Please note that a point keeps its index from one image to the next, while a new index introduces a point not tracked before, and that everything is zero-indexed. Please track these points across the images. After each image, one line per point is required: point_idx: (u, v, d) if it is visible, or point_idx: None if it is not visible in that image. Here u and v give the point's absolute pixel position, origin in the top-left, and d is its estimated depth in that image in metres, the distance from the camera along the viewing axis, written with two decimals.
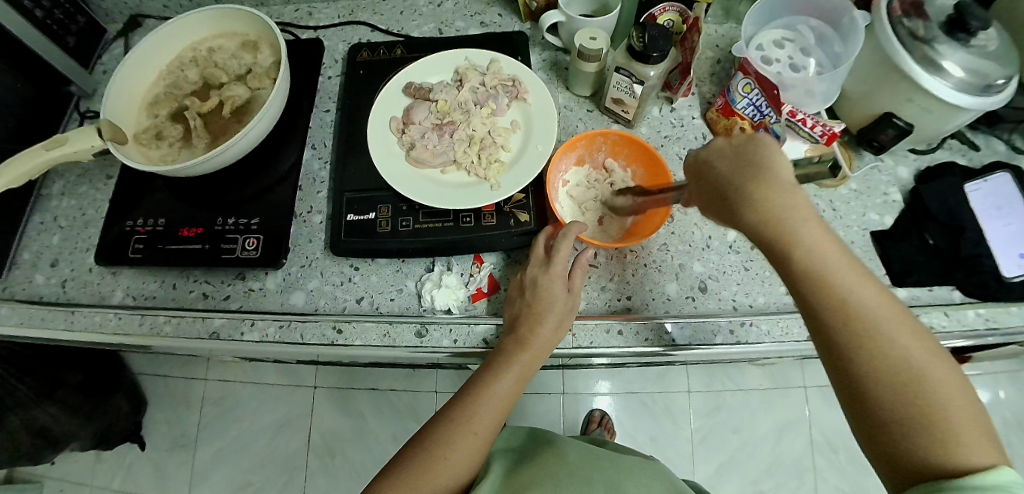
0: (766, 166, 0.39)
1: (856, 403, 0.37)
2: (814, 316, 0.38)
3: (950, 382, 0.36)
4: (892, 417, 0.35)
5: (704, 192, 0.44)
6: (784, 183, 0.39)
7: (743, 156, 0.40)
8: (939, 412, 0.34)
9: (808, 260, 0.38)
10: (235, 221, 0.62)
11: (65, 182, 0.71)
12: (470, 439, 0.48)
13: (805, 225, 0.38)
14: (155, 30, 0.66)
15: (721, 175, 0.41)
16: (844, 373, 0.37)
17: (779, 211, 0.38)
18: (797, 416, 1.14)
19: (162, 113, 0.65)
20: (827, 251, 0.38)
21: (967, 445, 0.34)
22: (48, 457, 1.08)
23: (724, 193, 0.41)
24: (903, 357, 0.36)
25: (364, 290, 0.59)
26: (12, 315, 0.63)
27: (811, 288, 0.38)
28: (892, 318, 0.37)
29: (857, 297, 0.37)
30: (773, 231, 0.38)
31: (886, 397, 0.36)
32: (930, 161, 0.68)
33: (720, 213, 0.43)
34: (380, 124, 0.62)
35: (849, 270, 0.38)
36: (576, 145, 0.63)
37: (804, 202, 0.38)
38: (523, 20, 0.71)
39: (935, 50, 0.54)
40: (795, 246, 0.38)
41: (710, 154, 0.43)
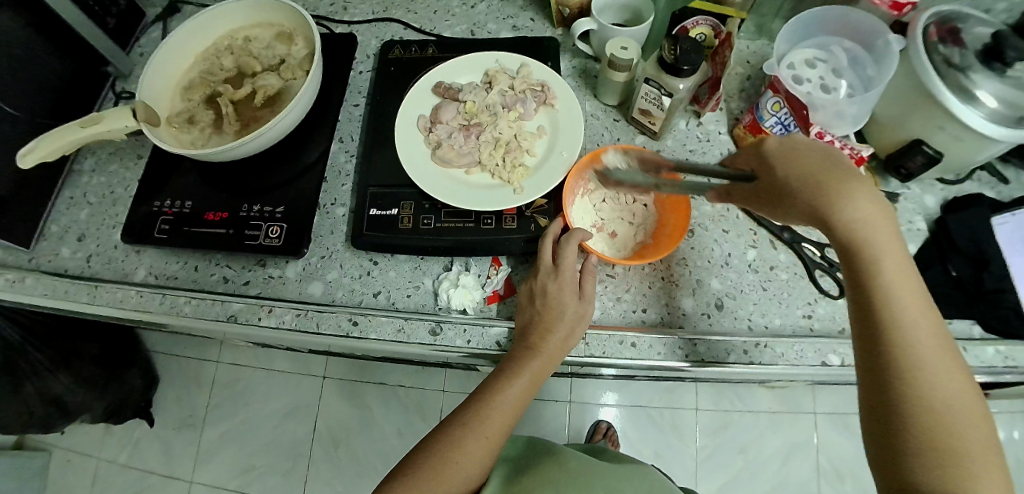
0: (854, 177, 0.40)
1: (885, 428, 0.37)
2: (870, 334, 0.39)
3: (977, 426, 0.36)
4: (918, 444, 0.36)
5: (766, 190, 0.42)
6: (873, 194, 0.39)
7: (830, 160, 0.40)
8: (962, 451, 0.35)
9: (882, 280, 0.39)
10: (261, 208, 0.63)
11: (97, 159, 0.72)
12: (484, 442, 0.49)
13: (884, 245, 0.39)
14: (195, 17, 0.68)
15: (807, 180, 0.40)
16: (880, 395, 0.38)
17: (861, 221, 0.39)
18: (805, 440, 1.13)
19: (196, 98, 0.67)
20: (897, 272, 0.39)
21: (982, 478, 0.34)
22: (59, 426, 1.10)
23: (802, 196, 0.40)
24: (941, 393, 0.36)
25: (382, 284, 0.59)
26: (38, 286, 0.65)
27: (875, 307, 0.39)
28: (940, 353, 0.38)
29: (916, 327, 0.38)
30: (854, 245, 0.39)
31: (918, 427, 0.36)
32: (958, 191, 0.67)
33: (790, 213, 0.41)
34: (408, 120, 0.63)
35: (913, 293, 0.39)
36: (604, 156, 0.61)
37: (886, 219, 0.39)
38: (555, 27, 0.71)
39: (970, 79, 0.54)
40: (874, 267, 0.39)
41: (799, 150, 0.41)
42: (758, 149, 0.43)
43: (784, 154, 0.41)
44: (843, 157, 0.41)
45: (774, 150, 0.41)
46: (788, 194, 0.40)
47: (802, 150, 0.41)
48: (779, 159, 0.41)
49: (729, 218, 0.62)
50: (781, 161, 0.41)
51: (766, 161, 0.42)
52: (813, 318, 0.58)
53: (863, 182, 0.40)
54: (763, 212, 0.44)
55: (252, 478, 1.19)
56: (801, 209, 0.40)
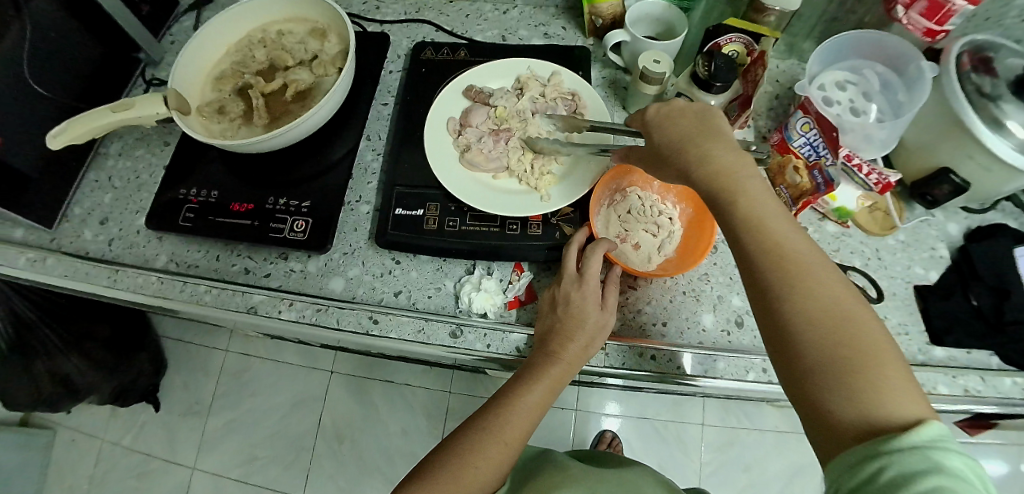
0: (713, 127, 0.44)
1: (789, 362, 0.36)
2: (755, 268, 0.39)
3: (879, 338, 0.35)
4: (817, 368, 0.35)
5: (652, 152, 0.48)
6: (728, 139, 0.43)
7: (692, 112, 0.45)
8: (862, 366, 0.34)
9: (747, 207, 0.40)
10: (286, 202, 0.63)
11: (123, 144, 0.73)
12: (504, 446, 0.49)
13: (744, 174, 0.41)
14: (230, 9, 0.69)
15: (682, 136, 0.45)
16: (778, 330, 0.37)
17: (721, 161, 0.42)
18: (811, 461, 1.12)
19: (227, 89, 0.67)
20: (762, 204, 0.40)
21: (891, 399, 0.33)
22: (66, 406, 1.11)
23: (677, 152, 0.44)
24: (830, 309, 0.36)
25: (403, 283, 0.60)
26: (59, 267, 0.65)
27: (749, 238, 0.40)
28: (825, 271, 0.38)
29: (793, 247, 0.39)
30: (721, 178, 0.42)
31: (814, 352, 0.35)
32: (982, 221, 0.66)
33: (671, 172, 0.46)
34: (438, 123, 0.63)
35: (783, 223, 0.40)
36: (631, 168, 0.63)
37: (741, 158, 0.42)
38: (586, 36, 0.72)
39: (1000, 109, 0.54)
40: (739, 198, 0.40)
41: (672, 113, 0.46)
42: (641, 118, 0.49)
43: (661, 117, 0.47)
44: (706, 107, 0.46)
45: (652, 116, 0.47)
46: (682, 145, 0.44)
47: (672, 109, 0.47)
48: (657, 125, 0.47)
49: None
50: (660, 125, 0.47)
51: (648, 127, 0.47)
52: None
53: (722, 128, 0.44)
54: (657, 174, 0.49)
55: (253, 468, 1.19)
56: (678, 159, 0.44)
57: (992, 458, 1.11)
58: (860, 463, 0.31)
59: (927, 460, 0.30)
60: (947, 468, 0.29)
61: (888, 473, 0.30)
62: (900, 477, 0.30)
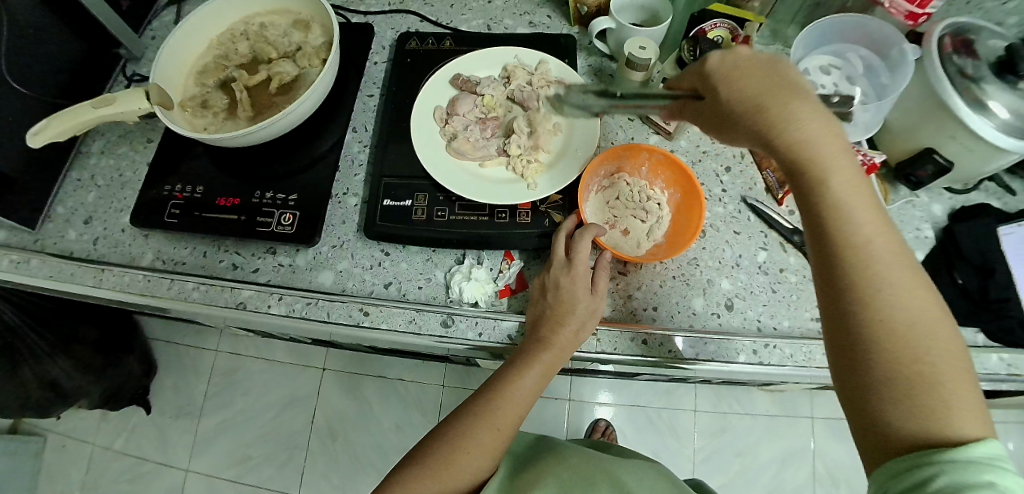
0: (802, 91, 0.40)
1: (853, 364, 0.37)
2: (832, 264, 0.39)
3: (951, 352, 0.36)
4: (885, 377, 0.36)
5: (716, 114, 0.44)
6: (818, 108, 0.40)
7: (772, 74, 0.41)
8: (931, 380, 0.35)
9: (832, 196, 0.39)
10: (273, 196, 0.63)
11: (105, 142, 0.72)
12: (495, 433, 0.49)
13: (835, 160, 0.39)
14: (210, 2, 0.68)
15: (760, 92, 0.40)
16: (845, 328, 0.38)
17: (807, 134, 0.39)
18: (802, 445, 1.14)
19: (210, 83, 0.66)
20: (849, 196, 0.39)
21: (957, 415, 0.34)
22: (55, 411, 1.09)
23: (754, 115, 0.40)
24: (904, 319, 0.36)
25: (393, 275, 0.59)
26: (43, 267, 0.64)
27: (830, 230, 0.39)
28: (906, 278, 0.37)
29: (875, 245, 0.38)
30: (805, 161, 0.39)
31: (883, 360, 0.36)
32: (965, 201, 0.67)
33: (741, 135, 0.43)
34: (425, 112, 0.63)
35: (868, 219, 0.38)
36: (620, 154, 0.63)
37: (833, 138, 0.39)
38: (572, 24, 0.71)
39: (983, 90, 0.54)
40: (827, 181, 0.39)
41: (740, 63, 0.42)
42: (700, 68, 0.44)
43: (725, 66, 0.42)
44: (784, 63, 0.41)
45: (718, 67, 0.42)
46: (758, 109, 0.40)
47: (741, 60, 0.42)
48: (722, 78, 0.42)
49: (740, 220, 0.63)
50: (726, 78, 0.42)
51: (715, 77, 0.42)
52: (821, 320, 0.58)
53: (808, 94, 0.40)
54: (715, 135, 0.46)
55: (248, 468, 1.19)
56: (748, 126, 0.41)
57: None
58: (911, 469, 0.34)
59: (980, 475, 0.32)
60: (1000, 484, 0.32)
61: (939, 481, 0.32)
62: (950, 486, 0.32)
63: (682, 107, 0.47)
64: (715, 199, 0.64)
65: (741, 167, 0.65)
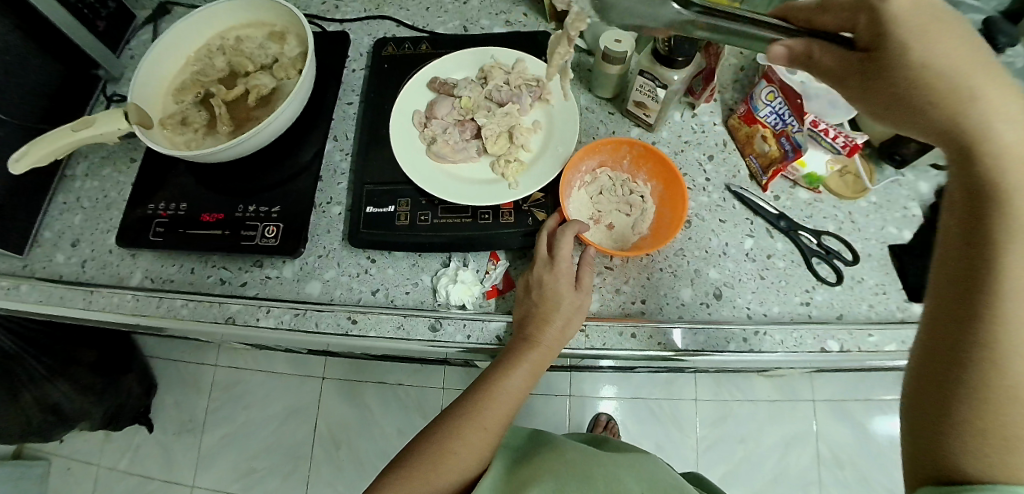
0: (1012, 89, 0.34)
1: (941, 384, 0.33)
2: (973, 278, 0.33)
3: None
4: (972, 411, 0.32)
5: (886, 78, 0.35)
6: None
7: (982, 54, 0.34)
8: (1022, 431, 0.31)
9: (1004, 216, 0.33)
10: (256, 209, 0.63)
11: (89, 164, 0.72)
12: (483, 432, 0.49)
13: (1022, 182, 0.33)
14: (185, 19, 0.68)
15: (961, 66, 0.33)
16: (951, 345, 0.33)
17: (996, 138, 0.33)
18: (805, 429, 1.14)
19: (188, 100, 0.66)
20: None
21: None
22: (58, 434, 1.09)
23: (950, 90, 0.34)
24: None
25: (380, 281, 0.59)
26: (34, 292, 0.64)
27: (989, 253, 0.33)
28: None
29: None
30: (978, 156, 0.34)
31: (978, 391, 0.32)
32: None
33: (907, 113, 0.36)
34: (403, 116, 0.63)
35: None
36: (601, 148, 0.62)
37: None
38: (548, 20, 0.71)
39: None
40: (1004, 198, 0.33)
41: (934, 25, 0.34)
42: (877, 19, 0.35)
43: (926, 26, 0.34)
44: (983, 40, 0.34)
45: (916, 18, 0.34)
46: (950, 87, 0.34)
47: (948, 24, 0.34)
48: (917, 36, 0.33)
49: (725, 208, 0.63)
50: (928, 34, 0.33)
51: (918, 31, 0.33)
52: (811, 305, 0.58)
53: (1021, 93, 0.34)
54: (865, 104, 0.37)
55: (253, 481, 1.19)
56: (922, 103, 0.34)
57: None
58: None
59: None
60: None
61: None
62: None
63: (821, 61, 0.36)
64: (699, 188, 0.64)
65: (724, 155, 0.66)
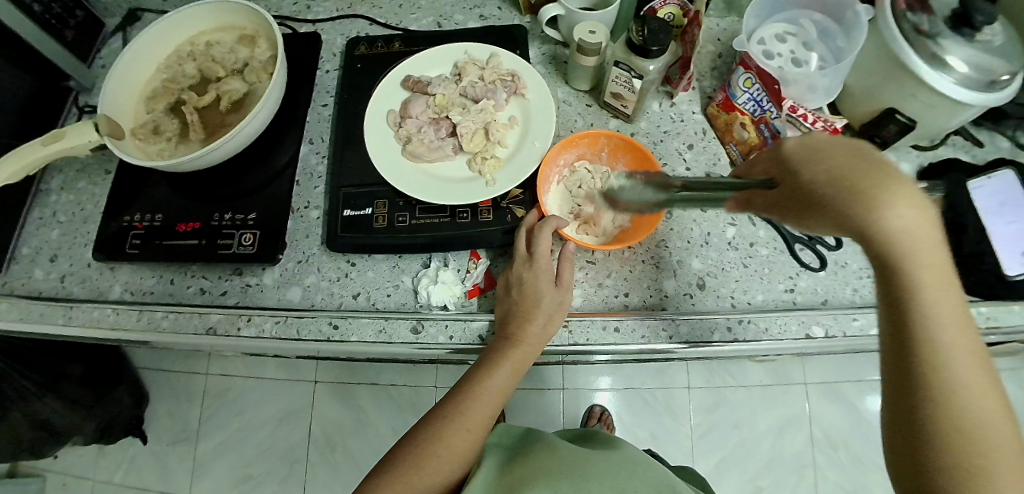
0: (890, 171, 0.32)
1: (910, 446, 0.35)
2: (901, 349, 0.35)
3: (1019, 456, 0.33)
4: (952, 477, 0.33)
5: (801, 201, 0.35)
6: (914, 190, 0.32)
7: (861, 155, 0.34)
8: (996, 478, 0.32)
9: (917, 288, 0.34)
10: (233, 216, 0.62)
11: (64, 179, 0.69)
12: (466, 433, 0.48)
13: (925, 255, 0.33)
14: (153, 25, 0.66)
15: (833, 178, 0.33)
16: (911, 416, 0.34)
17: (907, 226, 0.32)
18: (798, 412, 1.14)
19: (160, 107, 0.65)
20: (940, 295, 0.34)
21: None
22: (51, 449, 1.09)
23: (822, 200, 0.34)
24: (973, 411, 0.33)
25: (361, 285, 0.59)
26: (12, 310, 0.62)
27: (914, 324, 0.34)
28: (975, 364, 0.34)
29: (954, 346, 0.34)
30: (885, 246, 0.33)
31: (945, 456, 0.33)
32: (933, 157, 0.67)
33: (823, 218, 0.34)
34: (378, 116, 0.62)
35: (954, 313, 0.34)
36: (578, 141, 0.62)
37: (931, 226, 0.32)
38: (522, 13, 0.70)
39: (939, 45, 0.52)
40: (918, 275, 0.33)
41: (829, 148, 0.35)
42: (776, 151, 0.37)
43: (809, 154, 0.35)
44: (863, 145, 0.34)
45: (795, 152, 0.35)
46: (854, 192, 0.32)
47: (833, 143, 0.35)
48: (805, 159, 0.35)
49: None
50: (806, 161, 0.35)
51: (803, 158, 0.35)
52: (795, 291, 0.58)
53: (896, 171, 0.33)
54: (795, 220, 0.37)
55: (251, 488, 1.19)
56: (844, 210, 0.33)
57: None
58: None
59: None
60: None
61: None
62: None
63: (759, 204, 0.38)
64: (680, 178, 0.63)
65: (705, 144, 0.65)
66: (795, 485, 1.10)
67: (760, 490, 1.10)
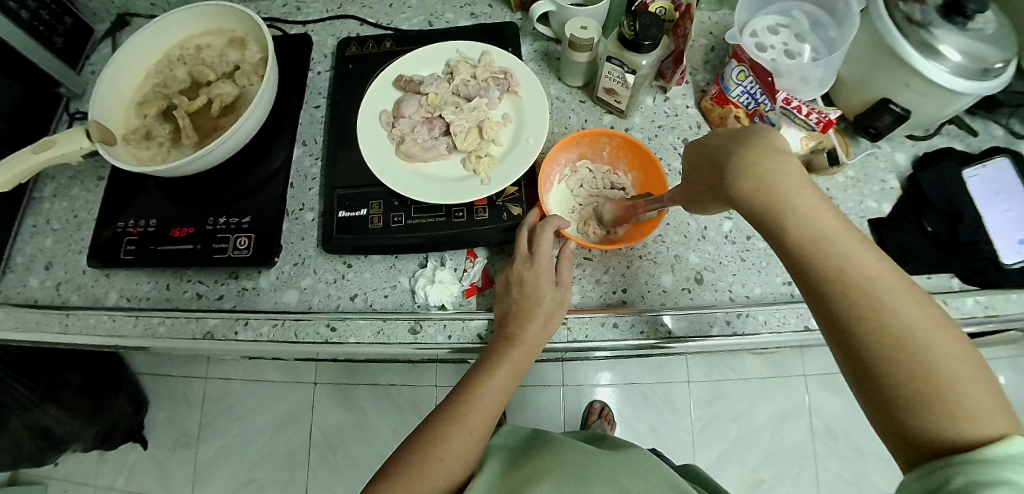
0: (764, 145, 0.37)
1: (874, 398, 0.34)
2: (823, 303, 0.36)
3: (961, 363, 0.33)
4: (920, 412, 0.33)
5: (708, 179, 0.40)
6: (777, 151, 0.37)
7: (742, 139, 0.39)
8: (957, 398, 0.32)
9: (805, 235, 0.35)
10: (227, 220, 0.62)
11: (57, 185, 0.69)
12: (469, 435, 0.48)
13: (799, 199, 0.36)
14: (142, 30, 0.66)
15: (718, 153, 0.39)
16: (862, 365, 0.35)
17: (770, 179, 0.36)
18: (798, 403, 1.14)
19: (151, 113, 0.65)
20: (828, 226, 0.35)
21: (972, 415, 0.32)
22: (51, 457, 1.08)
23: (719, 172, 0.38)
24: (921, 336, 0.34)
25: (358, 287, 0.58)
26: (7, 320, 0.62)
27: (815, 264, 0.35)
28: (896, 284, 0.35)
29: (863, 273, 0.35)
30: (768, 210, 0.36)
31: (909, 394, 0.33)
32: (926, 147, 0.66)
33: (709, 197, 0.41)
34: (370, 117, 0.62)
35: (851, 243, 0.35)
36: (578, 140, 0.61)
37: (793, 169, 0.36)
38: (513, 11, 0.70)
39: (932, 34, 0.52)
40: (792, 218, 0.35)
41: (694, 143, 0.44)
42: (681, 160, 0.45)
43: (706, 146, 0.41)
44: (763, 132, 0.38)
45: (689, 154, 0.43)
46: (722, 169, 0.38)
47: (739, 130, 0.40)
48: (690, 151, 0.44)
49: None
50: (705, 147, 0.41)
51: (690, 153, 0.43)
52: (793, 284, 0.58)
53: (769, 145, 0.37)
54: (711, 200, 0.41)
55: (253, 491, 1.19)
56: (728, 180, 0.37)
57: None
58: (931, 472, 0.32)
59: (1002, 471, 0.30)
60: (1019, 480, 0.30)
61: (960, 480, 0.31)
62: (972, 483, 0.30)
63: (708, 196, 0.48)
64: (675, 173, 0.63)
65: (699, 138, 0.65)
66: (796, 476, 1.10)
67: (761, 482, 1.11)
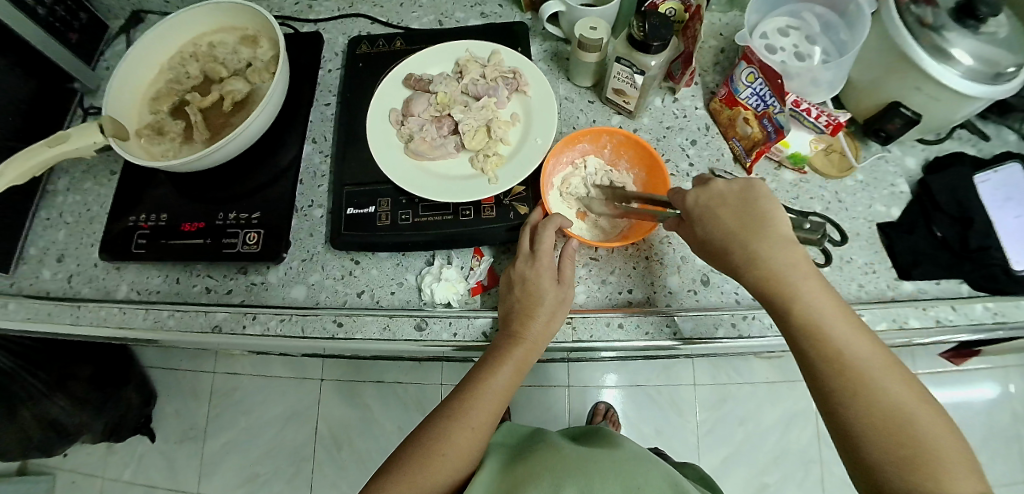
0: (761, 223, 0.45)
1: (852, 455, 0.39)
2: (817, 375, 0.41)
3: (937, 431, 0.37)
4: (901, 477, 0.36)
5: (702, 246, 0.48)
6: (776, 234, 0.44)
7: (738, 211, 0.46)
8: (933, 462, 0.36)
9: (805, 311, 0.42)
10: (236, 216, 0.62)
11: (70, 179, 0.70)
12: (471, 433, 0.49)
13: (800, 282, 0.42)
14: (156, 27, 0.67)
15: (722, 232, 0.46)
16: (842, 427, 0.39)
17: (771, 263, 0.43)
18: (805, 407, 1.14)
19: (164, 109, 0.66)
20: (823, 307, 0.42)
21: (951, 478, 0.36)
22: (60, 448, 1.10)
23: (714, 248, 0.46)
24: (897, 407, 0.38)
25: (364, 283, 0.59)
26: (20, 311, 0.63)
27: (810, 341, 0.41)
28: (884, 365, 0.40)
29: (855, 354, 0.40)
30: (770, 287, 0.43)
31: (889, 459, 0.37)
32: (939, 151, 0.65)
33: (722, 263, 0.46)
34: (380, 115, 0.62)
35: (844, 323, 0.41)
36: (581, 139, 0.62)
37: (786, 254, 0.43)
38: (523, 11, 0.71)
39: (943, 38, 0.52)
40: (793, 296, 0.42)
41: (715, 203, 0.47)
42: (684, 204, 0.49)
43: (703, 207, 0.48)
44: (752, 199, 0.46)
45: (694, 206, 0.48)
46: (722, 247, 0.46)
47: (723, 201, 0.47)
48: (701, 216, 0.47)
49: None
50: (702, 214, 0.47)
51: (692, 214, 0.48)
52: None
53: (765, 224, 0.45)
54: (723, 267, 0.46)
55: (258, 485, 1.19)
56: (728, 255, 0.45)
57: (978, 383, 1.16)
58: None
59: None
60: None
61: None
62: None
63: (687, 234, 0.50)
64: (682, 174, 0.63)
65: (707, 140, 0.65)
66: (802, 481, 1.10)
67: (766, 486, 1.10)
